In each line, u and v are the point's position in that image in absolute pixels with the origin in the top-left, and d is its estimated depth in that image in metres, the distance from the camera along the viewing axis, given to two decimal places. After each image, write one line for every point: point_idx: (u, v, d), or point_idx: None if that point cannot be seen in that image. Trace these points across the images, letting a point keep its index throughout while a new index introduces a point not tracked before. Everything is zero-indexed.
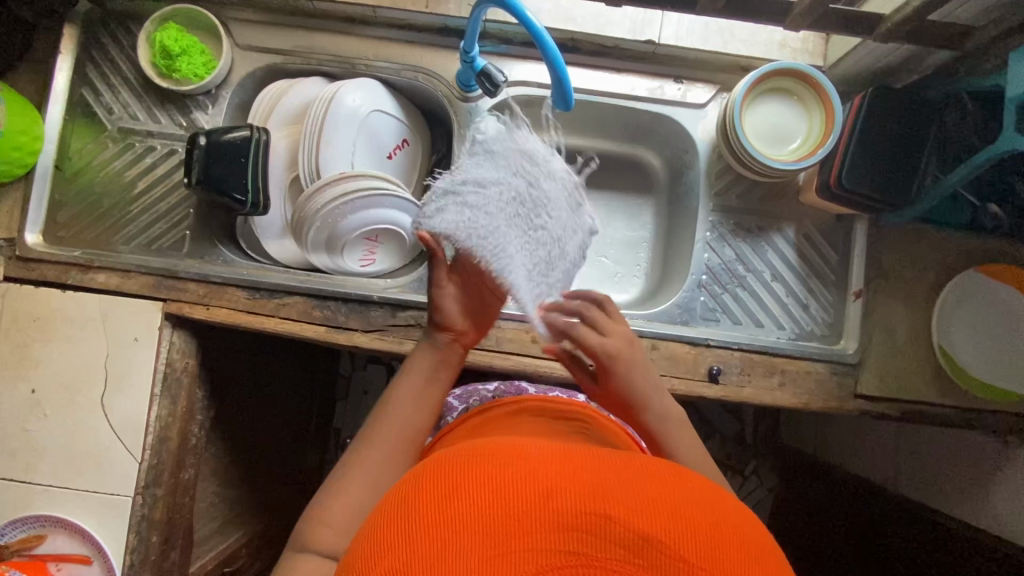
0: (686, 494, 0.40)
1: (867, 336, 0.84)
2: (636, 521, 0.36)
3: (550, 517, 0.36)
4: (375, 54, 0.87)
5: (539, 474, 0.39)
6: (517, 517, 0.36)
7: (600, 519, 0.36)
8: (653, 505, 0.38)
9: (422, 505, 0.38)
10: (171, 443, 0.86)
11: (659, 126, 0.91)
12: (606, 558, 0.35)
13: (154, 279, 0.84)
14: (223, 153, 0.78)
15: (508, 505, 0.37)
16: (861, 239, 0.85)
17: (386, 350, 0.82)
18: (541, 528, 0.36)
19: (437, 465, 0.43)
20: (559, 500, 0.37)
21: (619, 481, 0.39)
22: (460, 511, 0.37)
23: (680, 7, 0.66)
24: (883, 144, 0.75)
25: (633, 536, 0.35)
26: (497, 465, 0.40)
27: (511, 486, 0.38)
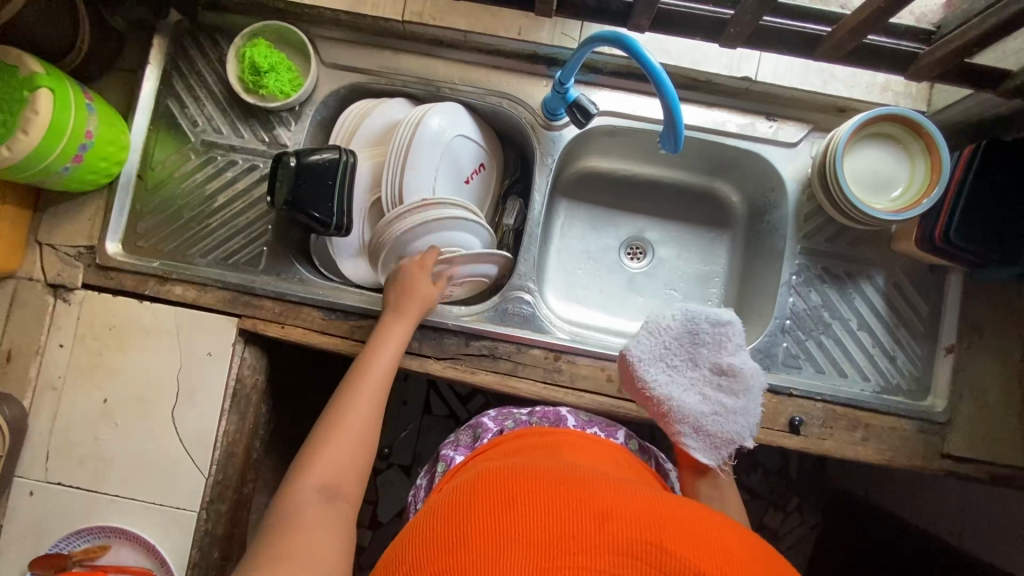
0: (720, 534, 0.48)
1: (957, 394, 0.81)
2: (681, 556, 0.43)
3: (611, 542, 0.44)
4: (460, 78, 0.87)
5: (598, 504, 0.47)
6: (575, 536, 0.44)
7: (655, 548, 0.44)
8: (700, 543, 0.45)
9: (490, 515, 0.46)
10: (236, 459, 0.85)
11: (745, 162, 0.88)
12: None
13: (230, 294, 0.84)
14: (311, 175, 0.78)
15: (567, 525, 0.44)
16: (955, 291, 0.82)
17: (458, 379, 0.81)
18: (602, 550, 0.43)
19: (504, 478, 0.51)
20: (617, 529, 0.45)
21: (670, 521, 0.47)
22: (530, 519, 0.45)
23: (800, 50, 0.65)
24: (992, 199, 0.72)
25: (684, 567, 0.43)
26: (555, 490, 0.48)
27: (568, 509, 0.46)
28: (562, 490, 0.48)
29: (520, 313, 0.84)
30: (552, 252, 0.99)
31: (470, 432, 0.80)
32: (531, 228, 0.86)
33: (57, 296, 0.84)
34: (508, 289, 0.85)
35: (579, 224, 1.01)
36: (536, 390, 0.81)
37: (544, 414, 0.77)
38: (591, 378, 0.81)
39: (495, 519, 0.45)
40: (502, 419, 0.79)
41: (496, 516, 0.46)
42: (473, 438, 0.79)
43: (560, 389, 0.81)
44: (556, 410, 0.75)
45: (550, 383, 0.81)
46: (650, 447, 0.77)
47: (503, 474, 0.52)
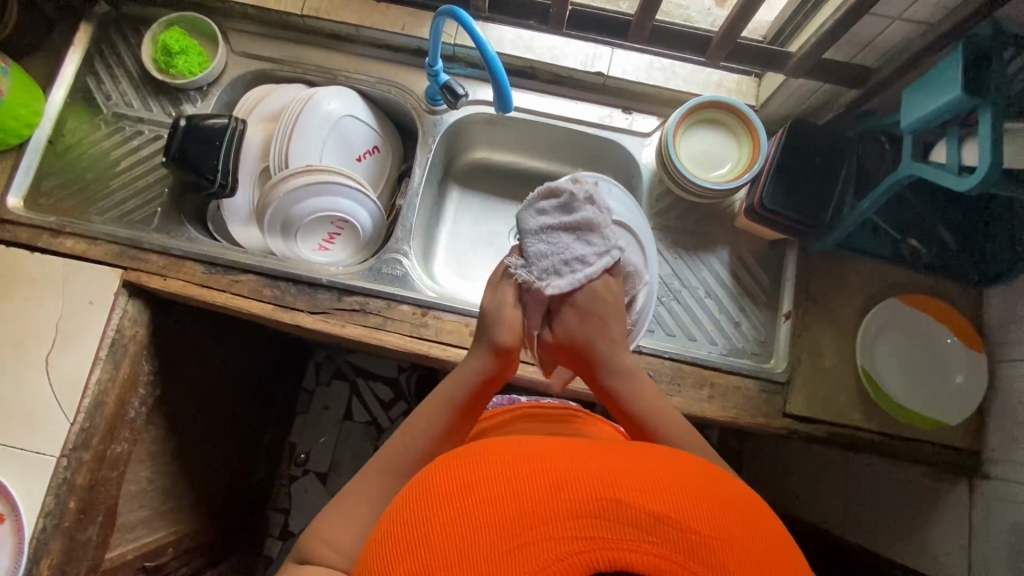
0: (689, 474, 0.44)
1: (796, 357, 0.86)
2: (642, 501, 0.39)
3: (568, 507, 0.38)
4: (354, 68, 0.97)
5: (549, 468, 0.41)
6: (536, 507, 0.38)
7: (611, 503, 0.38)
8: (655, 486, 0.41)
9: (447, 503, 0.40)
10: (107, 409, 0.86)
11: (609, 152, 0.98)
12: (622, 542, 0.37)
13: (118, 248, 0.89)
14: (200, 136, 0.87)
15: (524, 497, 0.39)
16: (793, 262, 0.90)
17: (328, 332, 0.85)
18: (559, 517, 0.38)
19: (452, 460, 0.45)
20: (571, 492, 0.39)
21: (623, 467, 0.42)
22: (475, 504, 0.40)
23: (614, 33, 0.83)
24: (803, 171, 0.82)
25: (644, 516, 0.38)
26: (510, 461, 0.43)
27: (522, 477, 0.41)
28: (516, 458, 0.43)
29: (393, 273, 0.90)
30: (444, 233, 1.06)
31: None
32: (410, 199, 0.94)
33: None
34: (385, 252, 0.91)
35: (472, 211, 1.08)
36: (400, 342, 0.85)
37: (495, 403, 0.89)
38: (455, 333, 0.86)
39: (449, 507, 0.40)
40: None
41: (445, 508, 0.40)
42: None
43: (424, 343, 0.85)
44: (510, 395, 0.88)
45: (416, 337, 0.85)
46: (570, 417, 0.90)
47: (455, 455, 0.46)
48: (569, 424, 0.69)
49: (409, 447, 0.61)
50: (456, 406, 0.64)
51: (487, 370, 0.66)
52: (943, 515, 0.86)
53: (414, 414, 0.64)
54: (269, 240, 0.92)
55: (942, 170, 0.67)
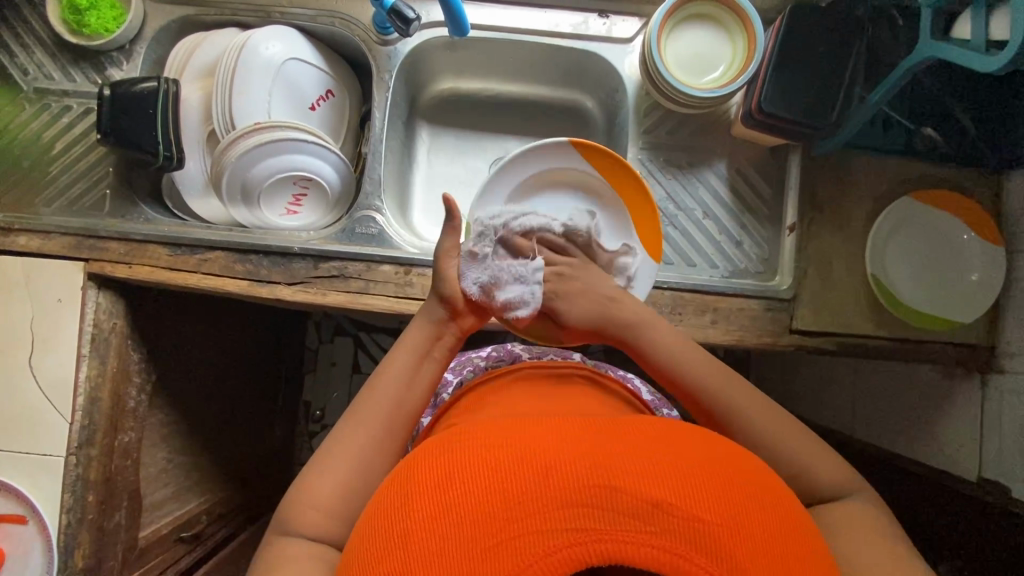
0: (687, 448, 0.42)
1: (802, 271, 0.82)
2: (640, 486, 0.37)
3: (557, 494, 0.37)
4: (289, 1, 0.86)
5: (540, 450, 0.40)
6: (521, 497, 0.37)
7: (605, 489, 0.37)
8: (652, 466, 0.39)
9: (428, 494, 0.39)
10: (104, 404, 0.85)
11: (588, 66, 0.89)
12: (617, 532, 0.35)
13: (74, 240, 0.83)
14: (131, 105, 0.77)
15: (512, 488, 0.37)
16: (796, 168, 0.83)
17: (310, 302, 0.81)
18: (549, 507, 0.36)
19: (438, 447, 0.44)
20: (561, 477, 0.38)
21: (618, 447, 0.40)
22: (456, 495, 0.38)
23: None
24: (804, 64, 0.73)
25: (641, 503, 0.36)
26: (495, 449, 0.41)
27: (505, 466, 0.39)
28: (503, 444, 0.41)
29: (368, 232, 0.84)
30: (418, 180, 0.98)
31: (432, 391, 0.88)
32: (374, 146, 0.86)
33: None
34: (356, 210, 0.85)
35: (446, 150, 1.00)
36: (386, 305, 0.81)
37: (496, 360, 0.85)
38: None
39: (429, 500, 0.38)
40: (461, 369, 0.87)
41: (426, 500, 0.39)
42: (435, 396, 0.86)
43: (411, 303, 0.81)
44: (511, 350, 0.86)
45: (402, 299, 0.81)
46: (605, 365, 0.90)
47: (440, 441, 0.45)
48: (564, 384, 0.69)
49: (373, 403, 0.61)
50: (416, 358, 0.64)
51: (440, 317, 0.67)
52: (955, 410, 0.86)
53: (374, 372, 0.63)
54: (233, 210, 0.85)
55: (967, 49, 0.58)
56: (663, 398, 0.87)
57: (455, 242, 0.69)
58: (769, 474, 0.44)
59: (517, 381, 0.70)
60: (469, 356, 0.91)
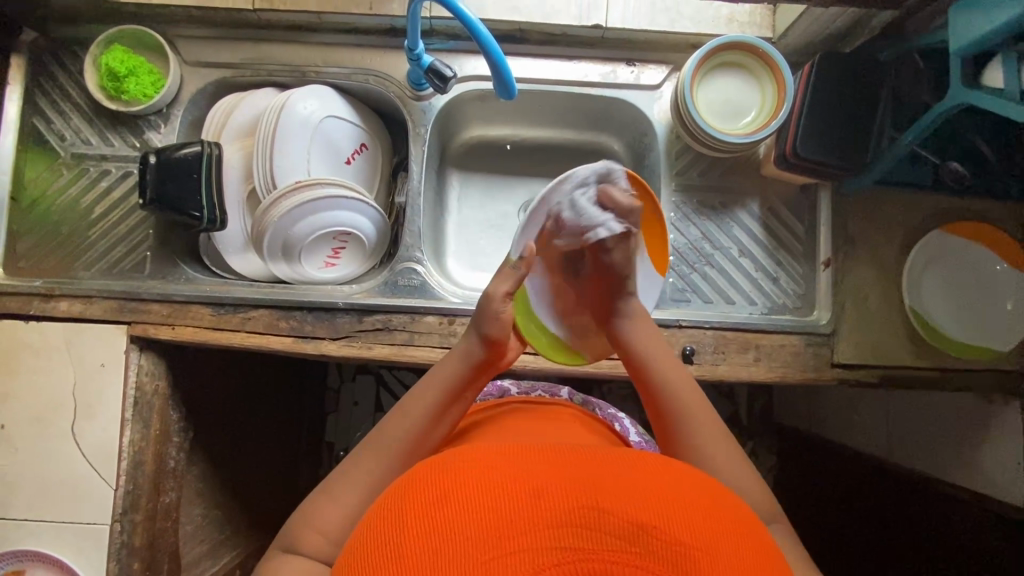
0: (669, 479, 0.43)
1: (840, 306, 0.83)
2: (625, 510, 0.38)
3: (545, 514, 0.37)
4: (323, 60, 0.88)
5: (529, 475, 0.40)
6: (512, 517, 0.37)
7: (592, 510, 0.37)
8: (637, 493, 0.40)
9: (419, 513, 0.39)
10: (148, 466, 0.84)
11: (617, 111, 0.91)
12: (602, 552, 0.35)
13: (116, 303, 0.83)
14: (175, 170, 0.79)
15: (500, 508, 0.38)
16: (827, 208, 0.85)
17: (355, 357, 0.81)
18: (536, 526, 0.36)
19: (432, 467, 0.44)
20: (549, 498, 0.38)
21: (605, 474, 0.41)
22: (447, 512, 0.38)
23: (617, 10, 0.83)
24: (835, 109, 0.75)
25: (627, 526, 0.37)
26: (486, 470, 0.41)
27: (497, 487, 0.39)
28: (494, 465, 0.42)
29: (410, 283, 0.85)
30: (451, 225, 1.00)
31: None
32: (413, 199, 0.87)
33: None
34: (397, 262, 0.86)
35: (475, 195, 1.02)
36: (432, 356, 0.81)
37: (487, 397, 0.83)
38: None
39: (423, 518, 0.38)
40: None
41: (417, 517, 0.38)
42: None
43: None
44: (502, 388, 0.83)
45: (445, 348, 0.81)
46: (594, 403, 0.90)
47: (435, 460, 0.45)
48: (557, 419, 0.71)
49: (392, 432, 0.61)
50: (448, 390, 0.64)
51: (479, 358, 0.67)
52: (996, 435, 0.86)
53: (404, 397, 0.64)
54: (272, 267, 0.86)
55: (998, 98, 0.61)
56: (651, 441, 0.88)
57: (504, 286, 0.69)
58: (744, 508, 0.44)
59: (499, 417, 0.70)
60: None
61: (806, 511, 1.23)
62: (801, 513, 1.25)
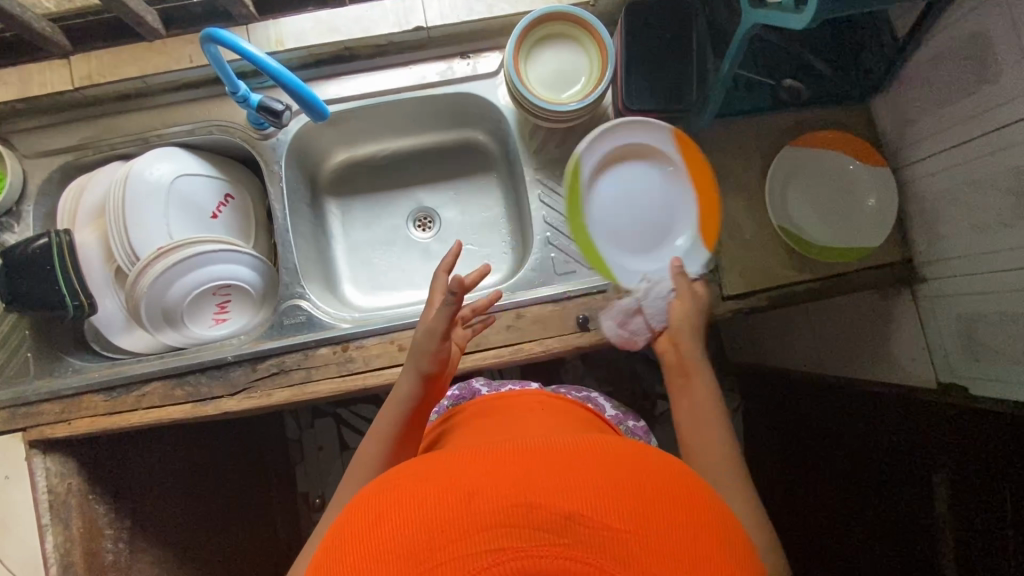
0: (606, 461, 0.43)
1: (718, 241, 0.85)
2: (554, 502, 0.38)
3: (475, 520, 0.37)
4: (163, 123, 0.87)
5: (463, 481, 0.41)
6: (446, 524, 0.38)
7: (522, 508, 0.38)
8: (570, 481, 0.40)
9: (358, 537, 0.39)
10: (79, 566, 0.82)
11: (468, 104, 0.92)
12: (533, 548, 0.36)
13: (7, 412, 0.82)
14: (26, 266, 0.77)
15: (433, 520, 0.38)
16: (683, 147, 0.87)
17: (258, 407, 0.80)
18: (467, 533, 0.37)
19: (374, 491, 0.44)
20: (480, 503, 0.38)
21: (540, 465, 0.41)
22: (384, 533, 0.39)
23: (433, 9, 0.84)
24: (655, 57, 0.77)
25: (556, 518, 0.37)
26: (429, 481, 0.42)
27: (435, 497, 0.40)
28: (432, 478, 0.42)
29: (297, 321, 0.85)
30: (342, 253, 1.00)
31: None
32: (282, 237, 0.86)
33: None
34: (281, 302, 0.85)
35: (361, 217, 1.02)
36: (334, 387, 0.80)
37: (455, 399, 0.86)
38: (385, 353, 0.81)
39: (361, 540, 0.39)
40: None
41: (356, 543, 0.39)
42: None
43: (358, 376, 0.81)
44: (469, 387, 0.86)
45: (346, 374, 0.81)
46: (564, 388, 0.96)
47: (380, 482, 0.46)
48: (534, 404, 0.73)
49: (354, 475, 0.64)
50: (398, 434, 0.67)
51: (416, 396, 0.68)
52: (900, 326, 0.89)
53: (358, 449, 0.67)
54: (161, 336, 0.85)
55: (780, 11, 0.62)
56: (626, 410, 0.97)
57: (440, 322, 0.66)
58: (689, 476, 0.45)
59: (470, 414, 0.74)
60: None
61: (772, 440, 1.26)
62: (766, 444, 1.27)
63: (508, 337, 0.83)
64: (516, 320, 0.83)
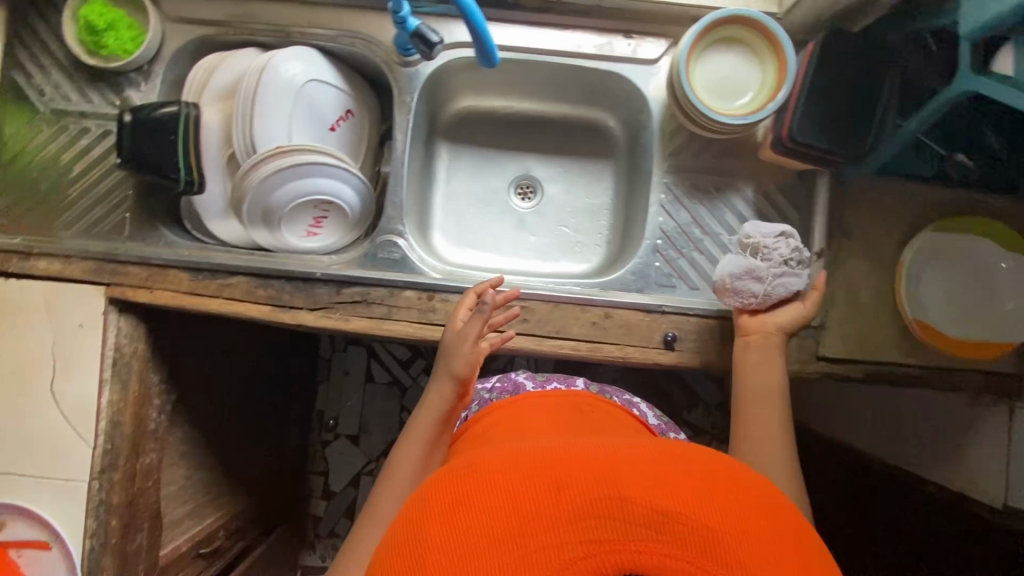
0: (690, 467, 0.42)
1: (829, 298, 0.81)
2: (647, 498, 0.38)
3: (567, 511, 0.37)
4: (309, 21, 0.84)
5: (548, 472, 0.40)
6: (536, 512, 0.37)
7: (615, 502, 0.37)
8: (660, 482, 0.39)
9: (443, 522, 0.39)
10: (126, 428, 0.85)
11: (613, 85, 0.88)
12: (631, 541, 0.35)
13: (94, 264, 0.82)
14: (151, 129, 0.76)
15: (523, 507, 0.38)
16: (824, 194, 0.82)
17: (332, 328, 0.80)
18: (559, 523, 0.36)
19: (450, 478, 0.44)
20: (570, 494, 0.38)
21: (626, 465, 0.41)
22: (471, 519, 0.38)
23: None
24: (837, 94, 0.71)
25: (652, 514, 0.37)
26: (512, 469, 0.42)
27: (520, 486, 0.39)
28: (513, 467, 0.42)
29: (390, 257, 0.83)
30: (438, 200, 0.98)
31: None
32: (396, 168, 0.84)
33: None
34: (378, 234, 0.84)
35: (466, 168, 1.00)
36: (411, 331, 0.80)
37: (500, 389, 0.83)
38: None
39: (445, 525, 0.39)
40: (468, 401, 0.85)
41: (441, 527, 0.39)
42: None
43: (433, 328, 0.80)
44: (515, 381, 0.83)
45: (424, 323, 0.80)
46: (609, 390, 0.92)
47: (455, 471, 0.46)
48: (583, 411, 0.74)
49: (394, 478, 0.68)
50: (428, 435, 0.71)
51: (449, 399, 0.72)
52: None
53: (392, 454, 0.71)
54: (253, 234, 0.84)
55: (1012, 86, 0.57)
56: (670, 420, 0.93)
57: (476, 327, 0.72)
58: (772, 491, 0.44)
59: (521, 411, 0.74)
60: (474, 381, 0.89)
61: None
62: None
63: (591, 333, 0.81)
64: (605, 319, 0.81)
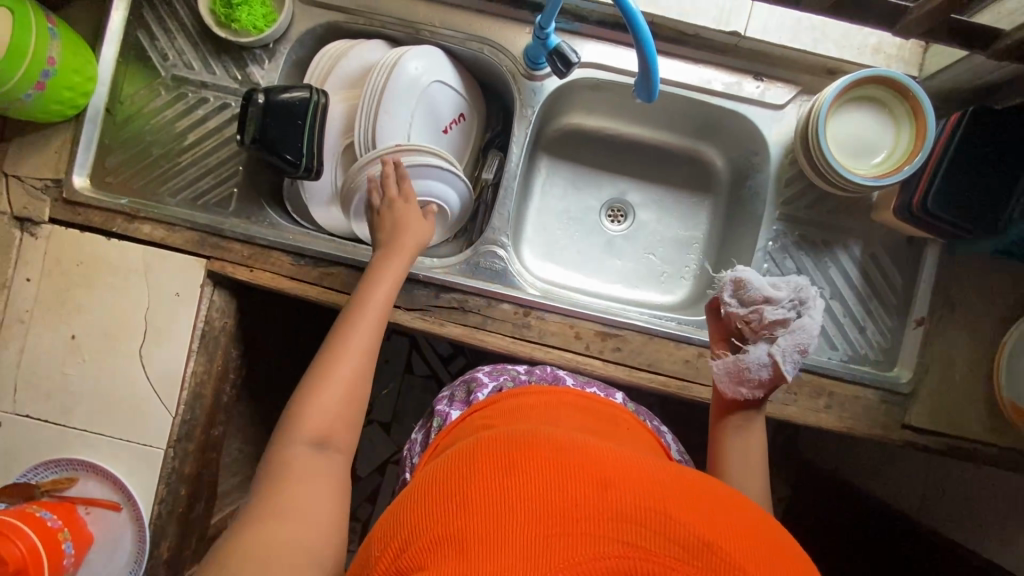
0: (731, 510, 0.44)
1: (923, 367, 0.81)
2: (688, 524, 0.40)
3: (608, 508, 0.40)
4: (441, 21, 0.84)
5: (595, 468, 0.43)
6: (579, 501, 0.40)
7: (656, 515, 0.40)
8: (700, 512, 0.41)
9: (488, 476, 0.43)
10: (205, 400, 0.85)
11: (730, 124, 0.87)
12: (663, 555, 0.37)
13: (197, 235, 0.83)
14: (280, 113, 0.77)
15: (568, 489, 0.41)
16: (931, 263, 0.82)
17: (428, 331, 0.80)
18: (598, 519, 0.39)
19: (496, 441, 0.48)
20: (615, 494, 0.41)
21: (669, 487, 0.43)
22: (517, 480, 0.42)
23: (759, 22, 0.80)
24: (973, 169, 0.71)
25: (691, 539, 0.38)
26: (560, 453, 0.45)
27: (569, 470, 0.43)
28: (562, 450, 0.45)
29: (491, 267, 0.84)
30: (530, 212, 0.98)
31: (462, 386, 0.76)
32: (507, 182, 0.85)
33: (23, 231, 0.81)
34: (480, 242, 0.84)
35: (561, 184, 0.99)
36: (504, 345, 0.80)
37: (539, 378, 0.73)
38: (560, 334, 0.81)
39: (487, 480, 0.42)
40: (498, 375, 0.75)
41: (484, 478, 0.43)
42: (467, 392, 0.74)
43: (527, 344, 0.80)
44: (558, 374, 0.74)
45: (518, 338, 0.80)
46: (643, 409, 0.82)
47: (504, 436, 0.49)
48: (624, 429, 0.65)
49: (350, 333, 0.64)
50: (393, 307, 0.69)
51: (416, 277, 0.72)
52: None
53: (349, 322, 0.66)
54: (355, 225, 0.84)
55: None
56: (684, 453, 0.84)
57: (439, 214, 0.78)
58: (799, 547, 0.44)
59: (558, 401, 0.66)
60: (506, 363, 0.80)
61: None
62: None
63: (682, 371, 0.81)
64: (698, 358, 0.81)
